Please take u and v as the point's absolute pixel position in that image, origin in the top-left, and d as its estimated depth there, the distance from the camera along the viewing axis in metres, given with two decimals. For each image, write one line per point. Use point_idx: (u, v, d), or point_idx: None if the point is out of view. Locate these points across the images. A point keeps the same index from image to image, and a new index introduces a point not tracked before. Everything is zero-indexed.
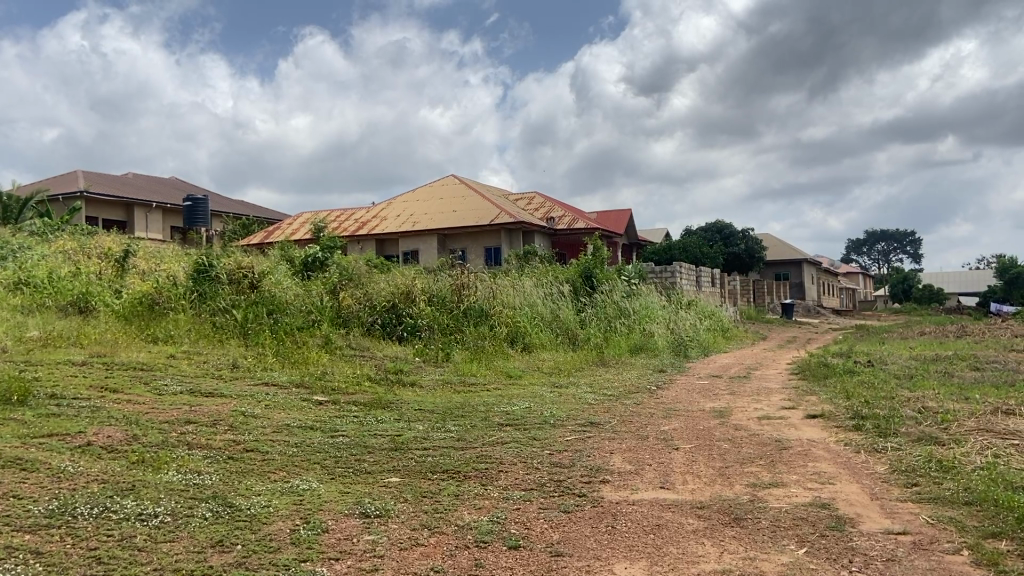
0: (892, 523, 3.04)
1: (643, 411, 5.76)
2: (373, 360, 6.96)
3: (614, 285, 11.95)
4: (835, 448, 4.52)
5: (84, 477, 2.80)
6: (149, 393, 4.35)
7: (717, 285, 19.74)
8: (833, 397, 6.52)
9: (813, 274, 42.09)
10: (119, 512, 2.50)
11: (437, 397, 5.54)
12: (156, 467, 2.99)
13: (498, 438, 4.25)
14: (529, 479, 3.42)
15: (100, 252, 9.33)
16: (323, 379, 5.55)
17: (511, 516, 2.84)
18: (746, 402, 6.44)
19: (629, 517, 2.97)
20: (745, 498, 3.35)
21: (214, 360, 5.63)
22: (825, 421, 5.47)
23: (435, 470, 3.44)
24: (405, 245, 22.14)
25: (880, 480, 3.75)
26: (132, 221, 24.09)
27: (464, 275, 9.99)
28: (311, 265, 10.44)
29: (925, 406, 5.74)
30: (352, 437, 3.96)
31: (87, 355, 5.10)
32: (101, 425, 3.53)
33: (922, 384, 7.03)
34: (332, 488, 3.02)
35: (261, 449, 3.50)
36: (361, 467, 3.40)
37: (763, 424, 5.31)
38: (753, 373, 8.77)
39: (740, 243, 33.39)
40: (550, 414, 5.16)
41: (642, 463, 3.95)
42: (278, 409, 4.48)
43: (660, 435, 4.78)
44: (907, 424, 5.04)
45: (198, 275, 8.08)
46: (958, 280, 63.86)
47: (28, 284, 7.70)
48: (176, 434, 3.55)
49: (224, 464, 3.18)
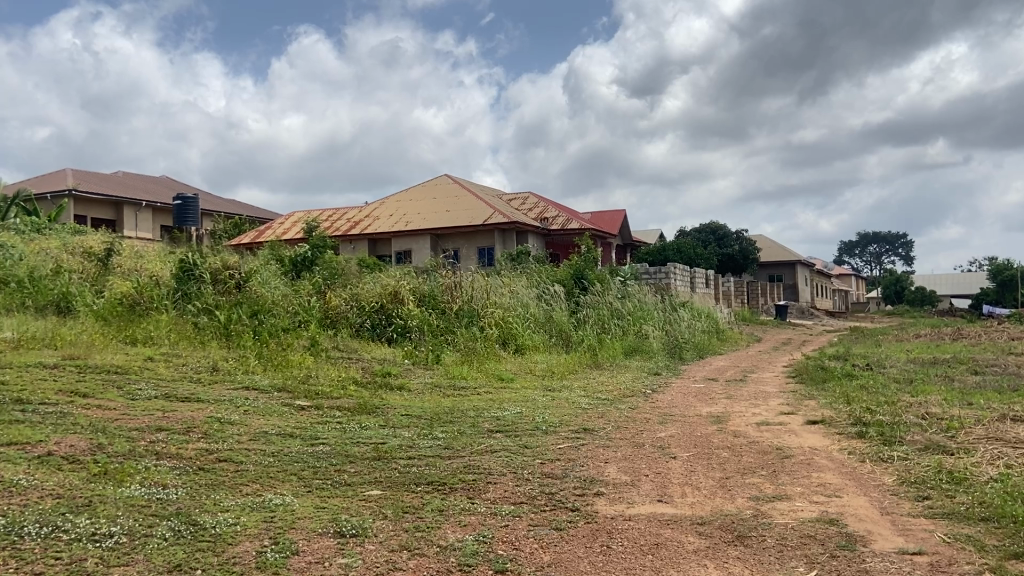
0: (907, 542, 2.87)
1: (639, 416, 5.57)
2: (360, 362, 6.76)
3: (607, 287, 11.78)
4: (839, 457, 4.35)
5: (37, 491, 2.55)
6: (121, 399, 4.12)
7: (711, 286, 19.58)
8: (833, 402, 6.33)
9: (807, 276, 42.12)
10: (72, 532, 2.25)
11: (425, 401, 5.34)
12: (119, 481, 2.76)
13: (487, 446, 4.04)
14: (519, 492, 3.23)
15: (82, 250, 9.07)
16: (307, 383, 5.34)
17: (499, 534, 2.65)
18: (744, 407, 6.25)
19: (626, 535, 2.79)
20: (748, 513, 3.16)
21: (193, 363, 5.40)
22: (826, 427, 5.29)
23: (419, 482, 3.24)
24: (397, 245, 21.94)
25: (889, 493, 3.58)
26: (121, 221, 23.79)
27: (456, 277, 9.80)
28: (300, 265, 10.23)
29: (929, 412, 5.57)
30: (332, 445, 3.74)
31: (60, 358, 4.86)
32: (66, 433, 3.29)
33: (923, 388, 6.87)
34: (307, 503, 2.81)
35: (235, 459, 3.29)
36: (340, 479, 3.20)
37: (762, 430, 5.13)
38: (750, 376, 8.59)
39: (735, 244, 33.34)
40: (543, 420, 4.95)
41: (638, 474, 3.76)
42: (257, 415, 4.26)
43: (657, 443, 4.59)
44: (913, 432, 4.87)
45: (183, 275, 7.85)
46: (950, 283, 64.17)
47: (6, 283, 7.46)
48: (145, 443, 3.33)
49: (192, 478, 2.95)
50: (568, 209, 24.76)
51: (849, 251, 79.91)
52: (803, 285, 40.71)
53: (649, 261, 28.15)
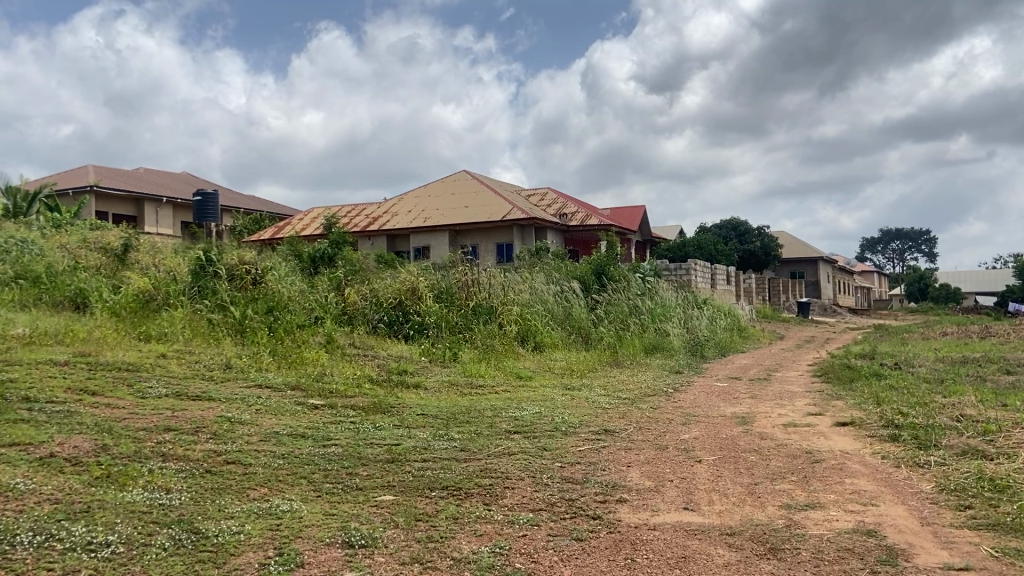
0: (952, 556, 2.68)
1: (662, 417, 5.39)
2: (376, 360, 6.66)
3: (627, 284, 11.59)
4: (872, 462, 4.15)
5: (34, 496, 2.45)
6: (131, 397, 4.03)
7: (732, 283, 19.27)
8: (862, 403, 6.09)
9: (830, 273, 41.49)
10: (67, 541, 2.14)
11: (442, 400, 5.21)
12: (121, 485, 2.65)
13: (505, 448, 3.90)
14: (537, 498, 3.08)
15: (100, 246, 9.06)
16: (320, 381, 5.23)
17: (516, 546, 2.50)
18: (770, 407, 6.05)
19: (651, 547, 2.62)
20: (780, 522, 2.98)
21: (206, 361, 5.33)
22: (857, 430, 5.07)
23: (433, 487, 3.11)
24: (415, 241, 21.89)
25: (928, 501, 3.38)
26: (142, 216, 24.01)
27: (473, 272, 9.67)
28: (318, 261, 10.18)
29: (964, 413, 5.32)
30: (344, 447, 3.62)
31: (71, 355, 4.79)
32: (70, 433, 3.19)
33: (957, 388, 6.61)
34: (316, 509, 2.69)
35: (244, 461, 3.17)
36: (352, 483, 3.07)
37: (790, 433, 4.93)
38: (774, 375, 8.38)
39: (756, 241, 32.91)
40: (562, 421, 4.80)
41: (662, 479, 3.59)
42: (269, 414, 4.16)
43: (681, 445, 4.42)
44: (949, 435, 4.64)
45: (198, 272, 7.82)
46: (976, 279, 62.95)
47: (24, 280, 7.46)
48: (152, 444, 3.22)
49: (197, 481, 2.84)
50: (587, 205, 24.56)
51: (871, 247, 78.84)
52: (826, 282, 40.09)
53: (668, 257, 27.83)
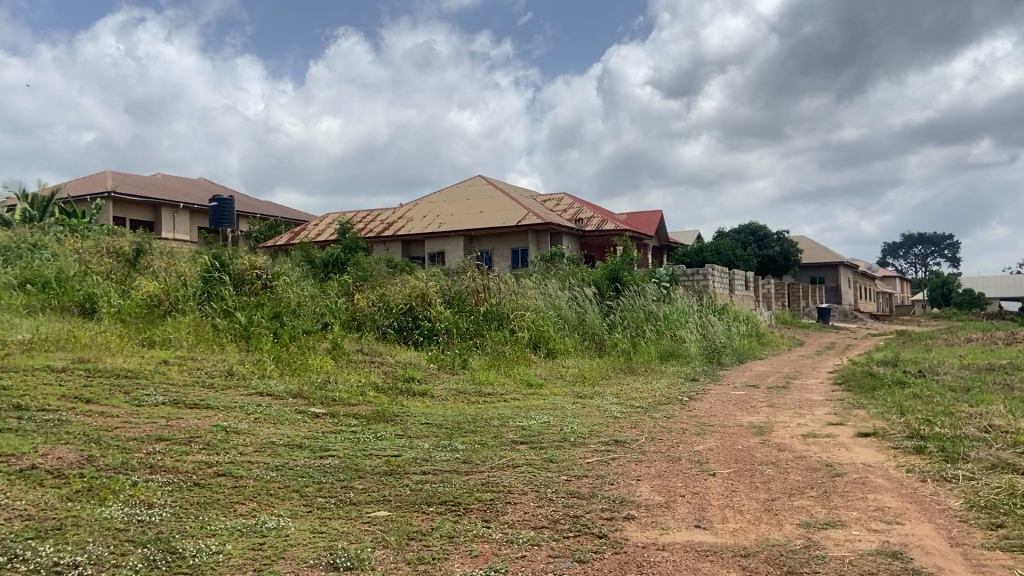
0: None
1: (675, 426, 5.21)
2: (383, 366, 6.54)
3: (642, 289, 11.37)
4: (896, 476, 3.94)
5: (7, 512, 2.34)
6: (127, 405, 3.93)
7: (751, 288, 18.93)
8: (885, 412, 5.87)
9: (850, 278, 40.88)
10: (32, 562, 2.02)
11: (448, 408, 5.08)
12: (100, 500, 2.53)
13: (509, 460, 3.75)
14: (539, 515, 2.92)
15: (112, 250, 9.04)
16: (322, 389, 5.11)
17: (512, 568, 2.35)
18: (788, 417, 5.82)
19: (659, 569, 2.46)
20: (798, 543, 2.80)
21: (209, 367, 5.23)
22: (880, 441, 4.84)
23: (430, 501, 2.96)
24: (430, 246, 21.84)
25: (957, 520, 3.17)
26: (160, 223, 24.26)
27: (484, 277, 9.57)
28: (330, 266, 10.11)
29: (992, 424, 5.08)
30: (341, 458, 3.49)
31: (72, 361, 4.72)
32: (56, 444, 3.08)
33: (984, 397, 6.33)
34: (304, 526, 2.55)
35: (235, 473, 3.05)
36: (346, 497, 2.93)
37: (810, 443, 4.73)
38: (793, 382, 8.14)
39: (774, 245, 32.43)
40: (571, 430, 4.63)
41: (673, 494, 3.40)
42: (267, 423, 4.03)
43: (694, 457, 4.23)
44: (978, 447, 4.40)
45: (207, 276, 7.76)
46: (999, 284, 61.89)
47: (32, 285, 7.45)
48: (141, 455, 3.11)
49: (184, 495, 2.72)
50: (603, 210, 24.34)
51: (892, 253, 77.95)
52: (846, 288, 39.48)
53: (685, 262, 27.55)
